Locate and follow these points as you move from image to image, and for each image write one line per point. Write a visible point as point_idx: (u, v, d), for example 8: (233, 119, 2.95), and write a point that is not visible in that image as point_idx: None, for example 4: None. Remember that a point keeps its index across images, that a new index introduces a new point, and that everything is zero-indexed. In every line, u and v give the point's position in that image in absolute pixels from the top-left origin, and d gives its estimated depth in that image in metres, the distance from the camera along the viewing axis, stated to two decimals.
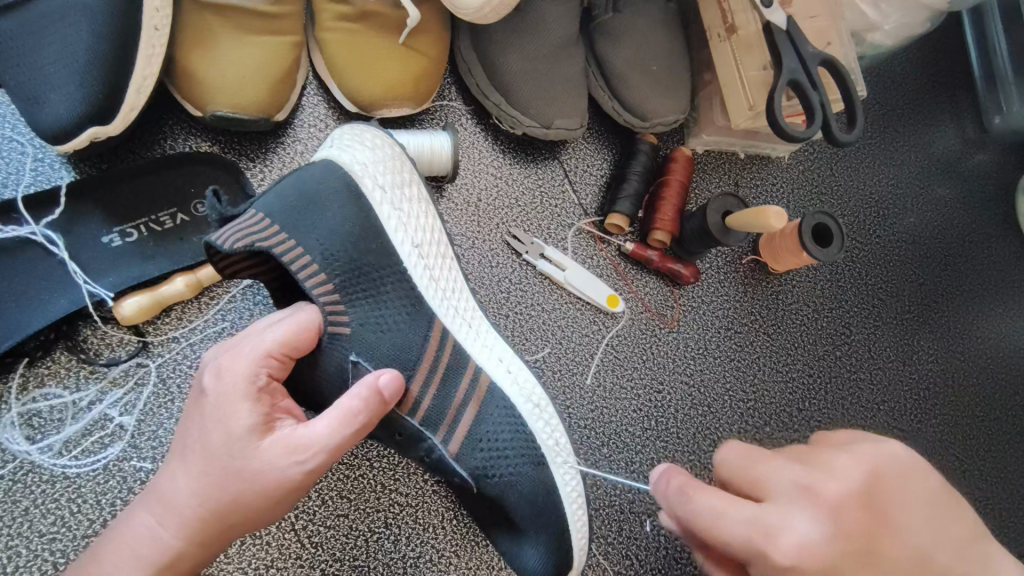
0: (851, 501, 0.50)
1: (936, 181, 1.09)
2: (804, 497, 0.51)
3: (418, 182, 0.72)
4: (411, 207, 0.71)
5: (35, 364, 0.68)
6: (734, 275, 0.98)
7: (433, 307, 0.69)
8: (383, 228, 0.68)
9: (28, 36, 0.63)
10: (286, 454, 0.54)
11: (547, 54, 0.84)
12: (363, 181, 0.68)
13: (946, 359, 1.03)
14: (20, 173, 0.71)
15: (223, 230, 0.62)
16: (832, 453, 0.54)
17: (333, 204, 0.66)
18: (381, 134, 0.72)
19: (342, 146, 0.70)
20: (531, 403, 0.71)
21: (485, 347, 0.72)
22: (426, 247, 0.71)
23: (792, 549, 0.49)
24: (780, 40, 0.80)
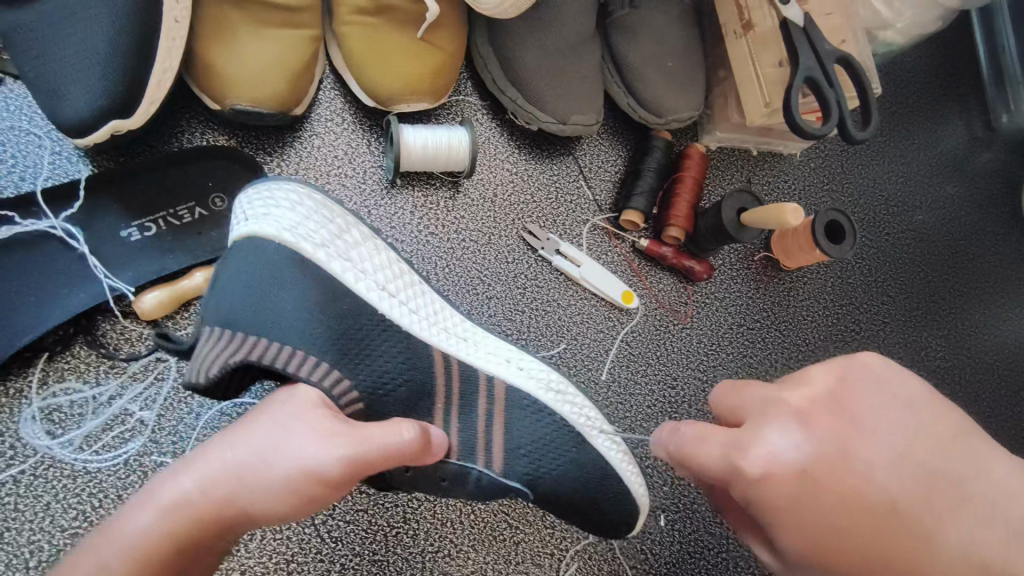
0: (817, 406, 0.53)
1: (945, 179, 1.10)
2: (772, 411, 0.54)
3: (355, 224, 0.70)
4: (358, 252, 0.68)
5: (55, 359, 0.68)
6: (747, 271, 0.98)
7: (426, 339, 0.69)
8: (346, 282, 0.66)
9: (48, 28, 0.63)
10: (328, 442, 0.53)
11: (564, 50, 0.84)
12: (301, 245, 0.64)
13: (954, 355, 1.04)
14: (38, 166, 0.70)
15: (195, 364, 0.60)
16: (807, 369, 0.57)
17: (284, 272, 0.63)
18: (295, 188, 0.68)
19: (255, 218, 0.65)
20: (551, 392, 0.72)
21: (487, 350, 0.73)
22: (391, 284, 0.70)
23: (763, 463, 0.51)
24: (797, 37, 0.80)
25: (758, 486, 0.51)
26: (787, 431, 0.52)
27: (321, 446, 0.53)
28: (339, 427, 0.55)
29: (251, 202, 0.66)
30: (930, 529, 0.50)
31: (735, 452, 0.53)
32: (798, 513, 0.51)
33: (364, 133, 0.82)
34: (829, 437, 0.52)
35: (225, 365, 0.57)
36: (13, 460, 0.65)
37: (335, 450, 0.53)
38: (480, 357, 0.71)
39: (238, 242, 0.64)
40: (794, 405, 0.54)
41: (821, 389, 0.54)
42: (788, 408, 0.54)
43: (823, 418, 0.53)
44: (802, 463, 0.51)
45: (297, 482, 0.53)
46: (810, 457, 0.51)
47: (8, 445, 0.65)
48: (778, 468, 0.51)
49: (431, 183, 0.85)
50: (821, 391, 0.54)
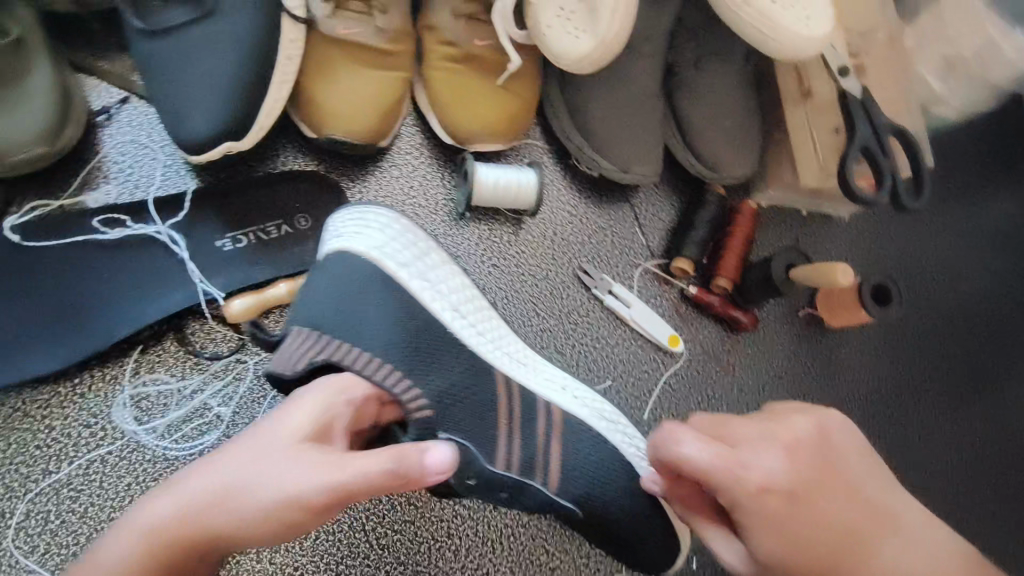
0: (802, 445, 0.60)
1: (994, 253, 1.11)
2: (767, 440, 0.60)
3: (436, 249, 0.77)
4: (436, 276, 0.76)
5: (148, 351, 0.74)
6: (791, 326, 1.00)
7: (490, 360, 0.76)
8: (423, 300, 0.73)
9: (180, 57, 0.71)
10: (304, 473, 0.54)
11: (632, 105, 0.90)
12: (387, 263, 0.71)
13: (998, 428, 1.04)
14: (151, 177, 0.78)
15: (279, 356, 0.63)
16: (790, 413, 0.63)
17: (368, 285, 0.69)
18: (383, 212, 0.75)
19: (349, 235, 0.72)
20: (604, 420, 0.79)
21: (546, 380, 0.79)
22: (465, 307, 0.77)
23: (761, 480, 0.57)
24: (854, 109, 0.85)
25: (752, 498, 0.57)
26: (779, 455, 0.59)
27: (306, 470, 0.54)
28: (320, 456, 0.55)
29: (349, 220, 0.74)
30: (870, 551, 0.58)
31: (736, 465, 0.58)
32: (779, 523, 0.57)
33: (438, 167, 0.88)
34: (808, 468, 0.59)
35: (310, 361, 0.62)
36: (102, 441, 0.71)
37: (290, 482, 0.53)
38: (539, 382, 0.78)
39: (333, 254, 0.71)
40: (782, 437, 0.60)
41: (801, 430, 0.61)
42: (777, 439, 0.60)
43: (803, 453, 0.59)
44: (786, 484, 0.57)
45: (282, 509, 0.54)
46: (794, 481, 0.58)
47: (99, 426, 0.71)
48: (769, 487, 0.57)
49: (497, 218, 0.91)
50: (805, 432, 0.61)
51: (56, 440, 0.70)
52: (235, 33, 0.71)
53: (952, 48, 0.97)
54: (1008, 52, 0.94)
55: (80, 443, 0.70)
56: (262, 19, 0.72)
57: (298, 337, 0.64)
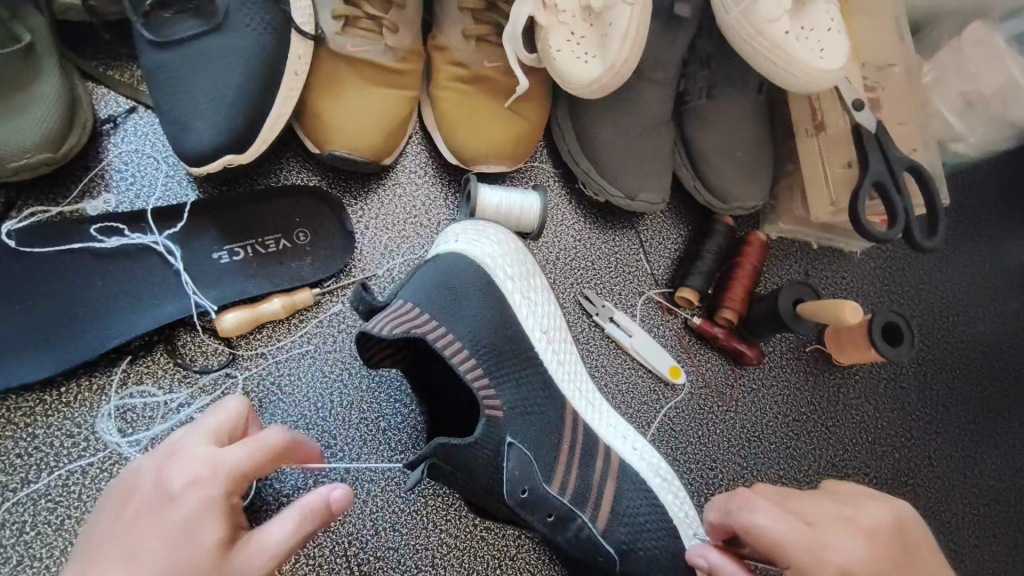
0: (882, 534, 0.58)
1: (1009, 295, 1.08)
2: (845, 522, 0.58)
3: (540, 273, 0.79)
4: (536, 297, 0.78)
5: (136, 362, 0.73)
6: (797, 362, 0.98)
7: (562, 389, 0.76)
8: (518, 318, 0.74)
9: (186, 69, 0.70)
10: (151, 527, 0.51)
11: (641, 131, 0.88)
12: (496, 273, 0.74)
13: (1008, 477, 1.01)
14: (153, 187, 0.78)
15: (375, 319, 0.64)
16: (869, 500, 0.62)
17: (479, 291, 0.72)
18: (503, 232, 0.78)
19: (466, 240, 0.75)
20: (658, 476, 0.77)
21: (609, 427, 0.79)
22: (551, 333, 0.78)
23: (841, 561, 0.55)
24: (869, 144, 0.83)
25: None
26: (856, 540, 0.57)
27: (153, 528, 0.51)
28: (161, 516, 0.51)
29: (465, 227, 0.77)
30: None
31: (816, 546, 0.56)
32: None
33: (442, 187, 0.87)
34: (889, 558, 0.57)
35: (406, 331, 0.63)
36: (84, 452, 0.70)
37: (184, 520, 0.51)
38: (607, 429, 0.78)
39: (447, 253, 0.73)
40: (860, 523, 0.59)
41: (882, 519, 0.60)
42: (857, 523, 0.58)
43: (883, 542, 0.58)
44: (868, 571, 0.55)
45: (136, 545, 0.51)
46: (875, 569, 0.55)
47: (82, 437, 0.70)
48: (850, 571, 0.55)
49: None
50: (885, 524, 0.59)
51: (37, 450, 0.69)
52: (242, 48, 0.71)
53: (971, 84, 0.95)
54: None
55: (62, 454, 0.69)
56: (271, 35, 0.72)
57: (401, 308, 0.66)
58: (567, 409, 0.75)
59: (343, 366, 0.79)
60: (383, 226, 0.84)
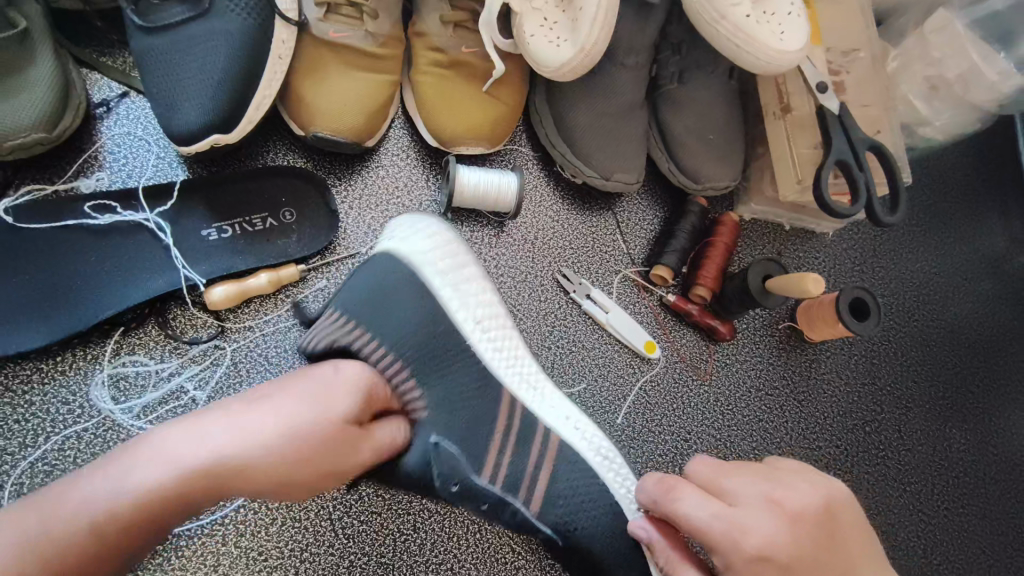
0: (805, 515, 0.60)
1: (980, 275, 1.10)
2: (768, 503, 0.60)
3: (470, 264, 0.81)
4: (466, 287, 0.79)
5: (129, 334, 0.77)
6: (770, 339, 1.01)
7: (499, 375, 0.77)
8: (448, 310, 0.76)
9: (174, 53, 0.74)
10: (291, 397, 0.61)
11: (615, 114, 0.91)
12: (422, 269, 0.76)
13: (978, 451, 1.03)
14: (144, 167, 0.81)
15: (312, 333, 0.72)
16: (799, 480, 0.63)
17: (408, 287, 0.75)
18: (437, 228, 0.81)
19: (397, 237, 0.78)
20: (599, 456, 0.77)
21: (550, 407, 0.79)
22: (487, 322, 0.79)
23: (758, 547, 0.58)
24: (832, 124, 0.86)
25: (747, 561, 0.58)
26: (776, 522, 0.59)
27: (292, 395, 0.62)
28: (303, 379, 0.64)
29: (396, 225, 0.80)
30: None
31: (737, 532, 0.58)
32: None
33: (424, 169, 0.91)
34: (809, 539, 0.59)
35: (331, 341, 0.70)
36: (80, 418, 0.74)
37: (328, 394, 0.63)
38: (544, 408, 0.78)
39: (378, 253, 0.77)
40: (784, 505, 0.60)
41: (808, 501, 0.61)
42: (781, 506, 0.60)
43: (806, 522, 0.59)
44: (784, 553, 0.58)
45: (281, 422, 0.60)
46: (793, 552, 0.58)
47: (77, 404, 0.74)
48: (767, 556, 0.58)
49: (479, 220, 0.93)
50: (811, 506, 0.61)
51: (35, 416, 0.73)
52: (227, 31, 0.74)
53: (935, 69, 0.98)
54: (991, 76, 0.95)
55: (58, 419, 0.73)
56: (255, 21, 0.76)
57: (333, 319, 0.72)
58: (505, 393, 0.76)
59: None
60: (366, 207, 0.88)
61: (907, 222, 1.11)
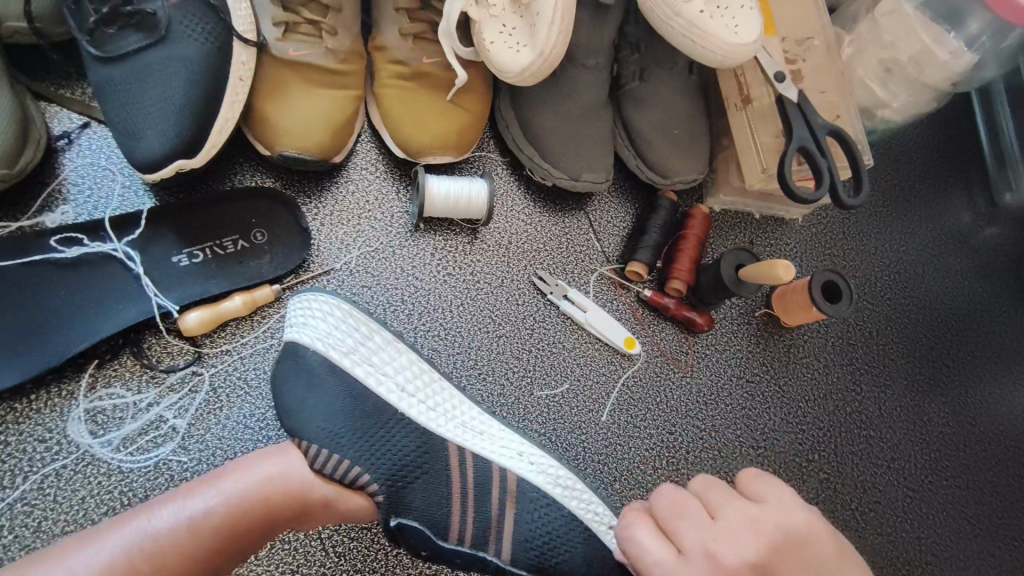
0: (744, 571, 0.55)
1: (948, 251, 1.13)
2: (706, 562, 0.55)
3: (379, 332, 0.80)
4: (380, 358, 0.78)
5: (104, 366, 0.76)
6: (748, 327, 1.02)
7: (441, 434, 0.76)
8: (369, 385, 0.75)
9: (132, 81, 0.74)
10: (246, 479, 0.64)
11: (580, 115, 0.92)
12: (332, 355, 0.75)
13: (957, 422, 1.05)
14: (109, 197, 0.81)
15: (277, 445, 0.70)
16: (743, 527, 0.58)
17: (320, 377, 0.74)
18: (335, 302, 0.78)
19: (296, 324, 0.76)
20: (558, 486, 0.79)
21: (502, 445, 0.79)
22: (411, 386, 0.78)
23: None
24: (791, 112, 0.88)
25: None
26: None
27: (248, 477, 0.64)
28: (259, 459, 0.66)
29: (294, 310, 0.78)
30: None
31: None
32: None
33: (393, 182, 0.91)
34: None
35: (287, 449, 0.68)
36: (58, 455, 0.73)
37: (289, 479, 0.65)
38: (495, 451, 0.78)
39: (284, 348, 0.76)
40: (721, 560, 0.55)
41: (745, 555, 0.55)
42: (717, 562, 0.55)
43: None
44: None
45: (236, 509, 0.62)
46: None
47: (55, 441, 0.73)
48: None
49: (452, 229, 0.93)
50: (753, 558, 0.56)
51: (12, 456, 0.72)
52: (184, 56, 0.74)
53: (889, 53, 1.01)
54: (943, 56, 0.97)
55: (36, 458, 0.72)
56: (212, 44, 0.75)
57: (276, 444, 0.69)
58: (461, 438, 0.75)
59: None
60: (338, 222, 0.88)
61: (872, 204, 1.13)
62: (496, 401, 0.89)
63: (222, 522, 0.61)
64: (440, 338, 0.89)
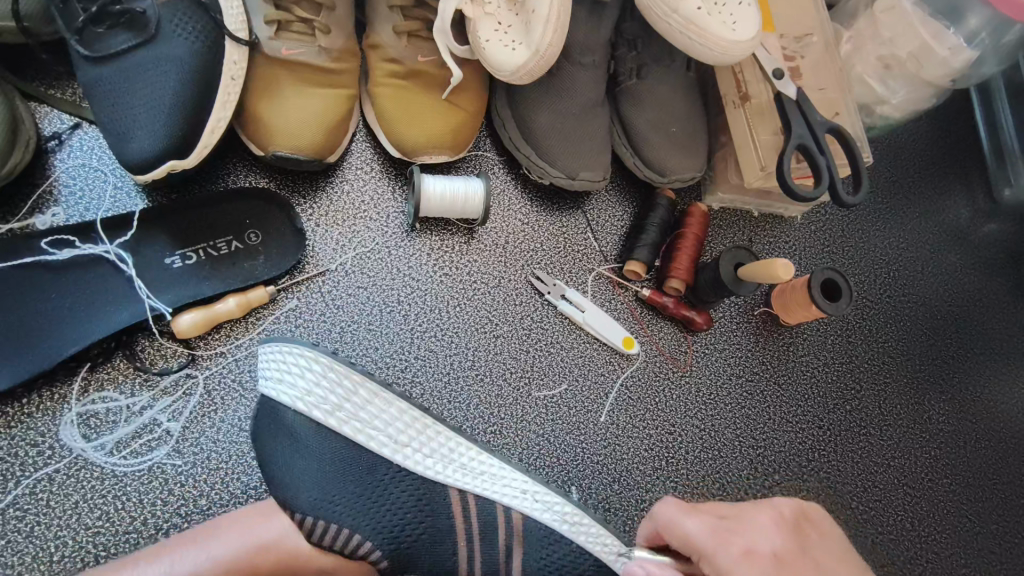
0: (786, 518, 0.63)
1: (948, 249, 1.12)
2: (754, 511, 0.63)
3: (363, 383, 0.74)
4: (367, 411, 0.74)
5: (96, 369, 0.76)
6: (747, 326, 1.02)
7: (441, 479, 0.75)
8: (358, 443, 0.73)
9: (123, 81, 0.73)
10: (236, 540, 0.66)
11: (576, 113, 0.91)
12: (314, 413, 0.72)
13: (958, 420, 1.05)
14: (101, 198, 0.80)
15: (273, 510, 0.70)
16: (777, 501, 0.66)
17: (304, 438, 0.71)
18: (309, 352, 0.73)
19: (270, 382, 0.72)
20: (565, 522, 0.75)
21: (502, 485, 0.76)
22: (403, 435, 0.75)
23: (746, 543, 0.59)
24: (790, 109, 0.87)
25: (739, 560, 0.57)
26: (762, 522, 0.61)
27: (241, 538, 0.67)
28: (255, 518, 0.69)
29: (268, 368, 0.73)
30: None
31: (726, 535, 0.60)
32: None
33: (388, 181, 0.90)
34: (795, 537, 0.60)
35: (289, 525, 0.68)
36: (50, 460, 0.72)
37: (281, 544, 0.67)
38: (496, 490, 0.76)
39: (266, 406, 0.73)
40: (766, 510, 0.63)
41: (787, 510, 0.64)
42: (764, 510, 0.63)
43: (789, 522, 0.62)
44: (774, 548, 0.59)
45: (223, 572, 0.65)
46: (781, 548, 0.59)
47: (47, 445, 0.72)
48: (755, 552, 0.58)
49: (448, 229, 0.92)
50: (791, 514, 0.64)
51: (3, 461, 0.71)
52: (175, 55, 0.73)
53: (888, 49, 1.00)
54: (942, 52, 0.96)
55: (27, 462, 0.72)
56: (203, 43, 0.74)
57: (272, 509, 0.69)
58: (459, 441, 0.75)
59: None
60: (333, 223, 0.87)
61: (872, 202, 1.12)
62: (493, 403, 0.89)
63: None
64: (436, 339, 0.88)
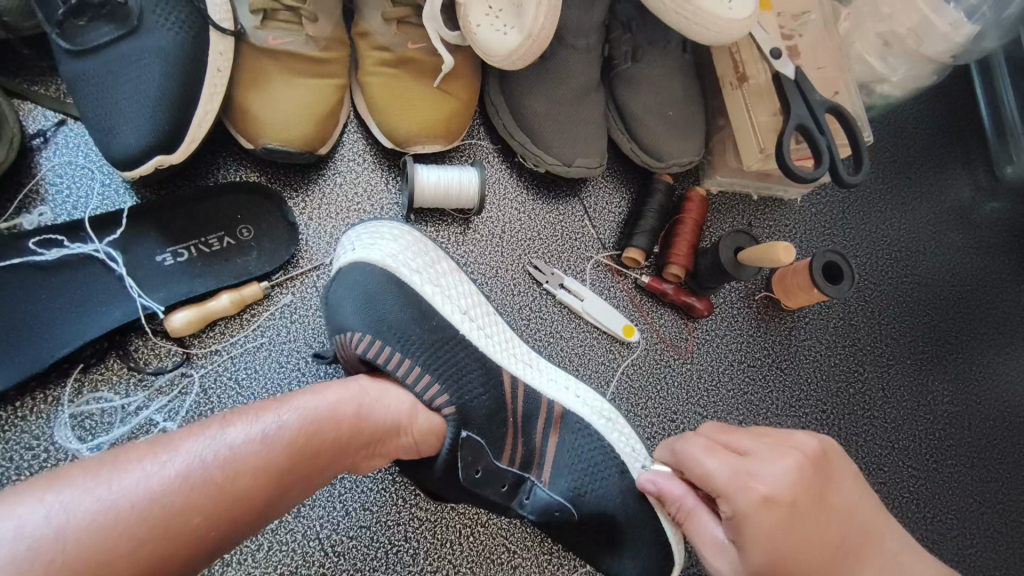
0: (809, 458, 0.58)
1: (949, 228, 1.11)
2: (775, 449, 0.59)
3: (444, 258, 0.80)
4: (446, 280, 0.78)
5: (89, 370, 0.75)
6: (748, 310, 1.01)
7: (496, 360, 0.76)
8: (436, 304, 0.74)
9: (106, 75, 0.71)
10: (319, 399, 0.58)
11: (571, 98, 0.90)
12: (401, 270, 0.74)
13: (961, 401, 1.04)
14: (88, 196, 0.79)
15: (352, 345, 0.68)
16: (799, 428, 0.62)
17: (383, 288, 0.72)
18: (397, 225, 0.80)
19: (362, 246, 0.75)
20: (603, 418, 0.80)
21: (549, 379, 0.80)
22: (472, 311, 0.78)
23: (764, 490, 0.56)
24: (788, 88, 0.86)
25: (754, 509, 0.56)
26: (780, 465, 0.58)
27: (325, 398, 0.58)
28: (331, 385, 0.61)
29: (362, 233, 0.77)
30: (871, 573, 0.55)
31: (746, 478, 0.58)
32: (778, 539, 0.55)
33: (382, 172, 0.88)
34: (813, 481, 0.57)
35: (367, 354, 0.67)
36: (46, 462, 0.71)
37: (361, 401, 0.61)
38: (545, 383, 0.79)
39: (351, 265, 0.73)
40: (790, 449, 0.59)
41: (809, 446, 0.60)
42: (788, 450, 0.59)
43: (810, 467, 0.58)
44: (788, 495, 0.56)
45: (315, 429, 0.56)
46: (797, 494, 0.56)
47: (42, 448, 0.72)
48: (772, 499, 0.56)
49: (443, 219, 0.91)
50: (813, 448, 0.60)
51: None
52: (159, 47, 0.71)
53: (887, 26, 0.98)
54: (943, 27, 0.95)
55: (23, 466, 0.71)
56: (188, 34, 0.73)
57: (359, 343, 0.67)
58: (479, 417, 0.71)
59: (298, 355, 0.80)
60: (327, 215, 0.86)
61: (873, 180, 1.10)
62: None
63: (298, 442, 0.55)
64: None
